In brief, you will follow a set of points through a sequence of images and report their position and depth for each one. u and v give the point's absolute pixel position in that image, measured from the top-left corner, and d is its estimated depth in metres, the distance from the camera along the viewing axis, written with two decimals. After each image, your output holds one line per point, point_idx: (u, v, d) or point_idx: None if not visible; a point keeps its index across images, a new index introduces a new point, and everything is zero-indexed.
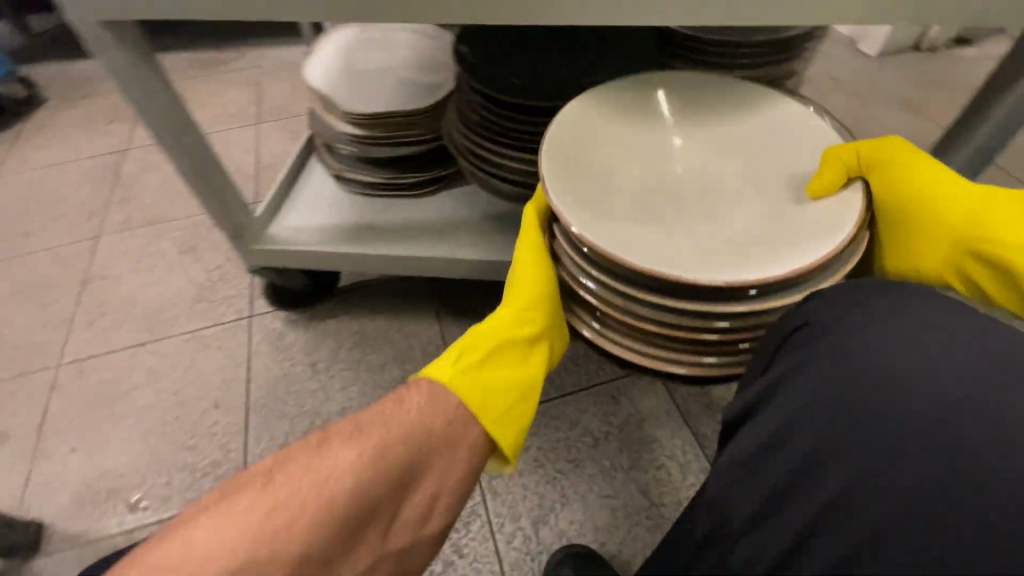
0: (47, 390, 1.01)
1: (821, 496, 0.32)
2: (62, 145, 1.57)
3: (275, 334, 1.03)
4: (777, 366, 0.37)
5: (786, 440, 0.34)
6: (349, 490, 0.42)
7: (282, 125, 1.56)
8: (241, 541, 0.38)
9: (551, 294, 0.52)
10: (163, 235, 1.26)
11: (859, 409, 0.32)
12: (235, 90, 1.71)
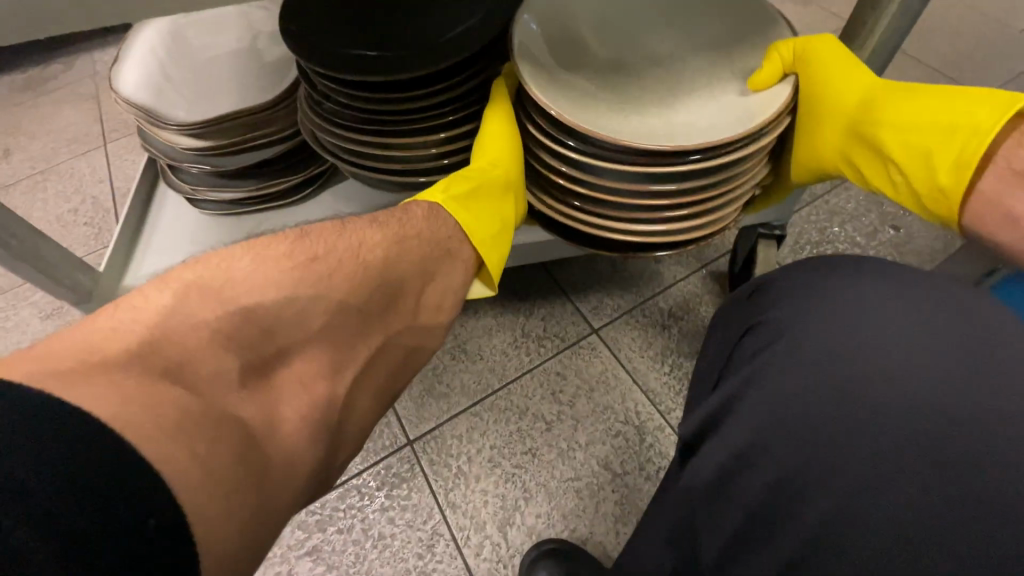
0: None
1: (805, 509, 0.35)
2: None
3: None
4: (737, 382, 0.43)
5: (758, 457, 0.38)
6: (347, 283, 0.44)
7: (136, 142, 1.34)
8: (253, 287, 0.40)
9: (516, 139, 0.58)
10: (18, 301, 1.07)
11: (817, 417, 0.38)
12: (69, 109, 1.45)
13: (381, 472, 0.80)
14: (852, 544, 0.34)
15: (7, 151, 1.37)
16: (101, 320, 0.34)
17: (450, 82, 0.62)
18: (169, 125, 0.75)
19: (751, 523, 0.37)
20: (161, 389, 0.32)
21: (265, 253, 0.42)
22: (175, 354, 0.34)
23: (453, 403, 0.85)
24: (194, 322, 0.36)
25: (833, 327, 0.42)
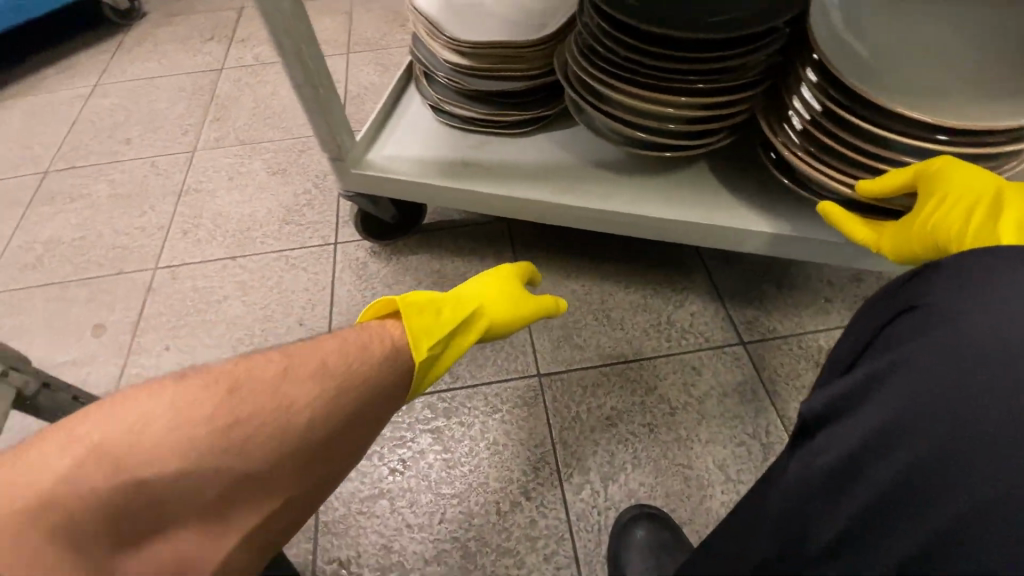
0: (147, 291, 1.06)
1: (935, 522, 0.28)
2: (161, 61, 1.61)
3: (358, 263, 1.05)
4: (885, 358, 0.32)
5: (884, 452, 0.30)
6: (255, 457, 0.48)
7: (370, 56, 1.54)
8: (156, 452, 0.43)
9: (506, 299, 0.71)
10: (254, 155, 1.29)
11: (969, 406, 0.28)
12: (325, 18, 1.70)
13: (508, 389, 0.87)
14: (992, 547, 0.26)
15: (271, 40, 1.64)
16: (17, 467, 0.40)
17: (717, 51, 0.67)
18: (442, 38, 0.87)
19: (877, 516, 0.30)
20: (59, 549, 0.38)
21: (171, 409, 0.46)
22: (57, 512, 0.39)
23: (590, 356, 0.90)
24: (80, 488, 0.40)
25: (997, 305, 0.29)
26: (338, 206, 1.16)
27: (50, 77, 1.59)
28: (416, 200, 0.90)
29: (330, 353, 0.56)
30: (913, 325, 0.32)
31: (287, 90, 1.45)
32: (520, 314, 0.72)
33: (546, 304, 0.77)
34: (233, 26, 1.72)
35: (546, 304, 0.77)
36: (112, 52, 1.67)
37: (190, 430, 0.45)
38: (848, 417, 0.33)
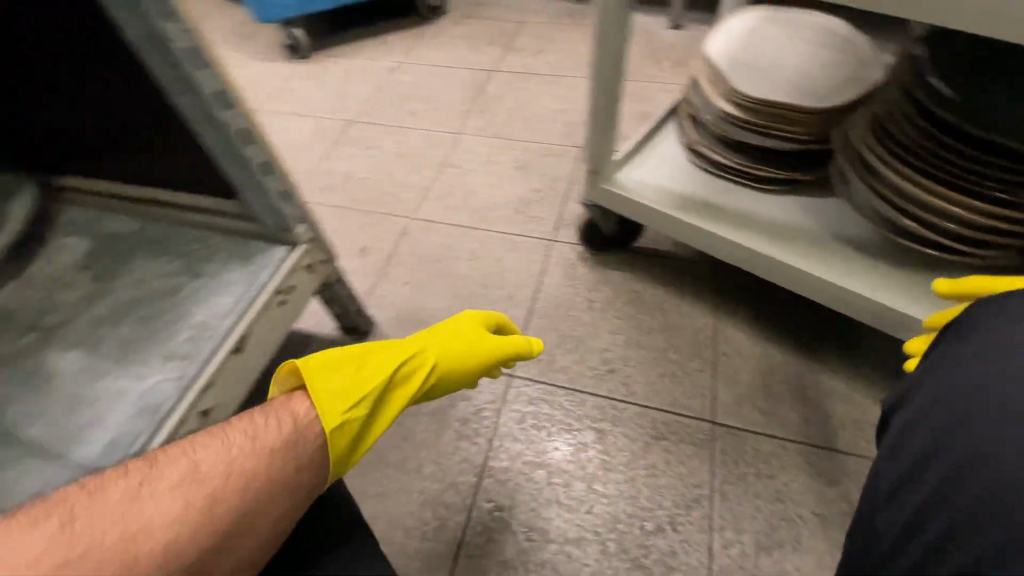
0: (402, 235, 1.31)
1: (955, 508, 0.38)
2: (449, 50, 1.91)
3: (569, 263, 1.16)
4: (927, 393, 0.43)
5: (934, 458, 0.40)
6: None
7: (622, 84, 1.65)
8: None
9: (451, 357, 0.71)
10: (505, 149, 1.49)
11: (977, 417, 0.39)
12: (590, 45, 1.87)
13: (680, 423, 0.90)
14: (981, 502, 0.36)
15: (540, 54, 1.86)
16: None
17: None
18: (723, 88, 0.92)
19: (930, 508, 0.39)
20: None
21: (87, 495, 0.44)
22: None
23: (772, 425, 0.88)
24: None
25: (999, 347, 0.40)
26: (562, 210, 1.29)
27: (365, 43, 1.96)
28: (648, 224, 0.98)
29: (264, 432, 0.54)
30: (937, 360, 0.46)
31: (544, 99, 1.64)
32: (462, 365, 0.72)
33: (504, 349, 0.75)
34: (511, 33, 1.97)
35: (502, 344, 0.76)
36: (415, 37, 1.96)
37: (98, 533, 0.42)
38: (909, 434, 0.43)
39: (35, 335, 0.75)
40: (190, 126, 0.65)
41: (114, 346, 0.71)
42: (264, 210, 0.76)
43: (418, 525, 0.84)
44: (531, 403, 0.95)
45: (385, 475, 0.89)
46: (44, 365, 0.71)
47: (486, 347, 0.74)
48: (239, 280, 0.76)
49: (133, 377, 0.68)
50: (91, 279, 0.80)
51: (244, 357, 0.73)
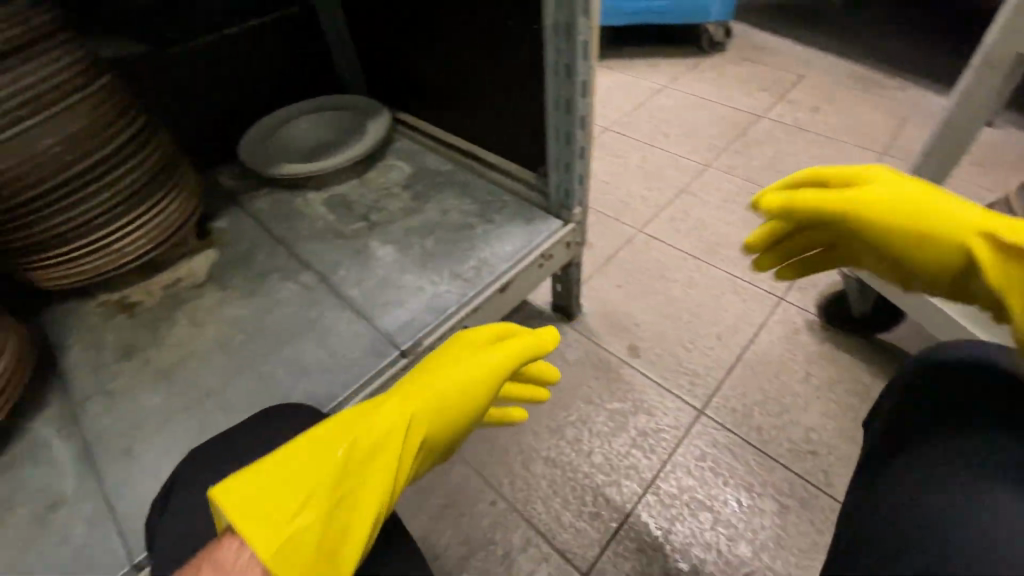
0: (626, 242, 1.32)
1: (944, 504, 0.38)
2: (718, 81, 1.87)
3: (794, 327, 1.10)
4: (893, 425, 0.47)
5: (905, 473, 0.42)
6: None
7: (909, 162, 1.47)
8: None
9: (449, 407, 0.54)
10: (752, 193, 1.43)
11: (942, 445, 0.42)
12: (882, 108, 1.67)
13: None
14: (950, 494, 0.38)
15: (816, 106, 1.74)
16: None
17: None
18: None
19: (918, 523, 0.38)
20: None
21: None
22: None
23: None
24: None
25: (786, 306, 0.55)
26: None
27: (638, 57, 2.02)
28: (914, 314, 0.87)
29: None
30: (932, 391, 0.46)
31: (809, 154, 1.53)
32: (472, 400, 0.56)
33: (502, 368, 0.58)
34: (790, 78, 1.86)
35: (500, 364, 0.58)
36: (687, 66, 1.95)
37: None
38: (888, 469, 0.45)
39: (364, 224, 0.96)
40: (548, 102, 0.78)
41: (420, 253, 0.89)
42: (559, 185, 0.87)
43: (576, 503, 0.89)
44: (716, 444, 0.94)
45: (558, 446, 0.97)
46: (368, 247, 0.91)
47: (480, 373, 0.57)
48: (521, 234, 0.89)
49: (431, 281, 0.84)
50: (409, 197, 1.01)
51: (503, 298, 0.86)
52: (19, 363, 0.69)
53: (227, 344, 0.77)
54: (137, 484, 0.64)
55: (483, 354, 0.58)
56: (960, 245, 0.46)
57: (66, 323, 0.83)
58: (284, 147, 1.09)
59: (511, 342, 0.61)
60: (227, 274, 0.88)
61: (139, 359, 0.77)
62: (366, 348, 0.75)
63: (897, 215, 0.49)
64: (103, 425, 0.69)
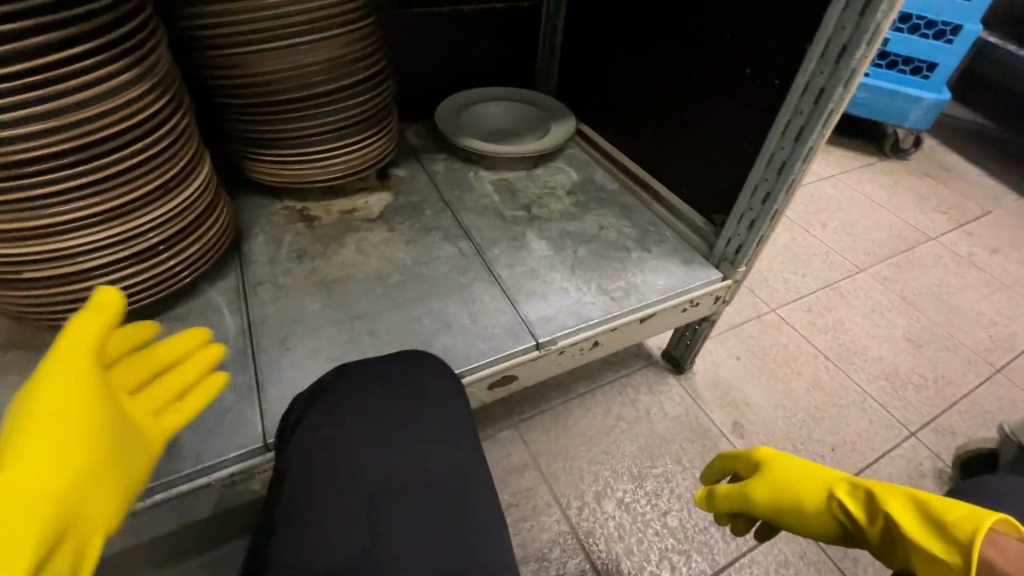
0: (755, 317, 1.27)
1: None
2: (894, 186, 1.75)
3: (922, 468, 0.99)
4: None
5: None
6: None
7: None
8: None
9: (63, 413, 0.43)
10: (905, 313, 1.32)
11: None
12: None
13: None
14: None
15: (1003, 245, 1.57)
16: None
17: None
18: None
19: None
20: None
21: None
22: None
23: None
24: None
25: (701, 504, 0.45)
26: (939, 414, 1.09)
27: None
28: None
29: None
30: None
31: (980, 293, 1.39)
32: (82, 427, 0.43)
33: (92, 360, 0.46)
34: (979, 207, 1.70)
35: (77, 357, 0.46)
36: (863, 161, 1.85)
37: None
38: None
39: (525, 214, 0.98)
40: (760, 155, 0.79)
41: (572, 258, 0.89)
42: (733, 238, 0.87)
43: (639, 556, 0.86)
44: (803, 557, 0.87)
45: (634, 492, 0.93)
46: (525, 236, 0.93)
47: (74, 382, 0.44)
48: (677, 274, 0.88)
49: (578, 287, 0.84)
50: (571, 202, 1.01)
51: (640, 327, 0.86)
52: (226, 229, 0.80)
53: (384, 278, 0.83)
54: (280, 377, 0.69)
55: (41, 373, 0.44)
56: (824, 509, 0.56)
57: (257, 213, 0.93)
58: (473, 122, 1.16)
59: (57, 351, 0.46)
60: (395, 217, 0.95)
61: (308, 265, 0.84)
62: (506, 327, 0.77)
63: (784, 476, 0.60)
64: (268, 310, 0.77)
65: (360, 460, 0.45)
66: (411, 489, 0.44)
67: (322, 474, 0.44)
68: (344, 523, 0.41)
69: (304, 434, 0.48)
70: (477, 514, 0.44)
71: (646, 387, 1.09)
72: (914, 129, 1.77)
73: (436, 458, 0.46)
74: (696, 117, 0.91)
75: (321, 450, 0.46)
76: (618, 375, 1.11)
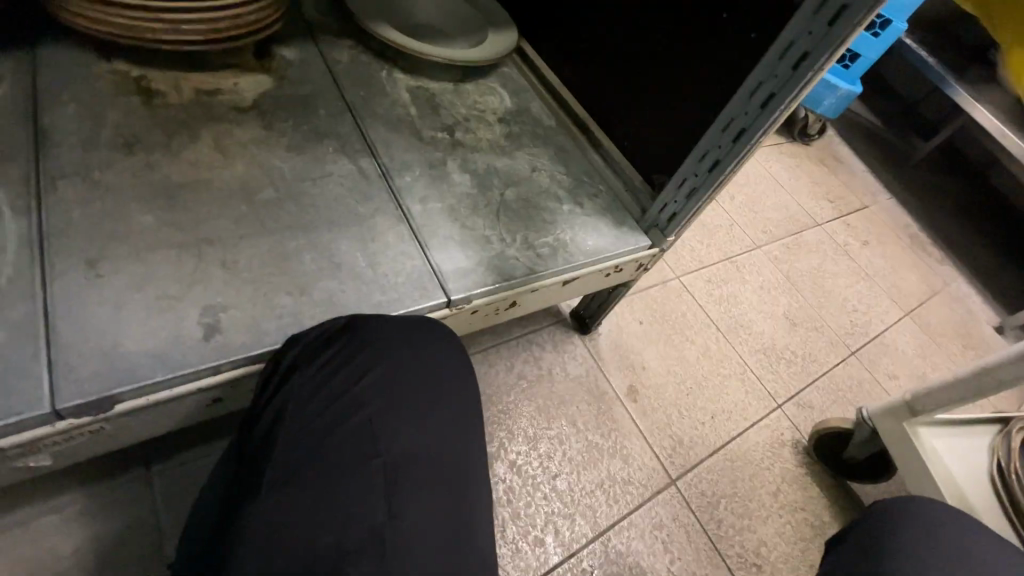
0: (661, 282, 1.26)
1: None
2: (796, 169, 1.84)
3: (782, 437, 1.09)
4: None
5: None
6: None
7: (928, 329, 1.50)
8: None
9: None
10: (787, 292, 1.41)
11: None
12: (924, 267, 1.70)
13: None
14: None
15: (872, 238, 1.73)
16: None
17: None
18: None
19: None
20: None
21: None
22: None
23: None
24: None
25: None
26: (802, 389, 1.20)
27: None
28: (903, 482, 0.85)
29: None
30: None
31: (846, 278, 1.54)
32: None
33: None
34: (859, 198, 1.85)
35: None
36: (775, 139, 1.91)
37: None
38: None
39: (446, 137, 0.81)
40: (718, 118, 0.72)
41: (498, 201, 0.77)
42: (669, 204, 0.80)
43: (525, 521, 0.83)
44: (675, 519, 0.91)
45: (528, 454, 0.89)
46: (445, 165, 0.77)
47: None
48: (607, 235, 0.80)
49: (501, 238, 0.72)
50: (502, 133, 0.86)
51: (561, 289, 0.78)
52: None
53: (252, 192, 0.63)
54: (88, 316, 0.49)
55: None
56: None
57: (65, 71, 0.65)
58: (392, 9, 0.93)
59: None
60: (277, 112, 0.72)
61: (142, 159, 0.61)
62: (410, 276, 0.64)
63: None
64: (73, 217, 0.55)
65: (368, 432, 0.43)
66: (419, 471, 0.43)
67: (324, 440, 0.42)
68: (347, 498, 0.40)
69: (308, 392, 0.45)
70: (471, 503, 0.44)
71: (552, 345, 1.04)
72: (823, 116, 1.84)
73: (439, 444, 0.45)
74: (656, 59, 0.79)
75: (325, 418, 0.44)
76: (524, 331, 1.04)
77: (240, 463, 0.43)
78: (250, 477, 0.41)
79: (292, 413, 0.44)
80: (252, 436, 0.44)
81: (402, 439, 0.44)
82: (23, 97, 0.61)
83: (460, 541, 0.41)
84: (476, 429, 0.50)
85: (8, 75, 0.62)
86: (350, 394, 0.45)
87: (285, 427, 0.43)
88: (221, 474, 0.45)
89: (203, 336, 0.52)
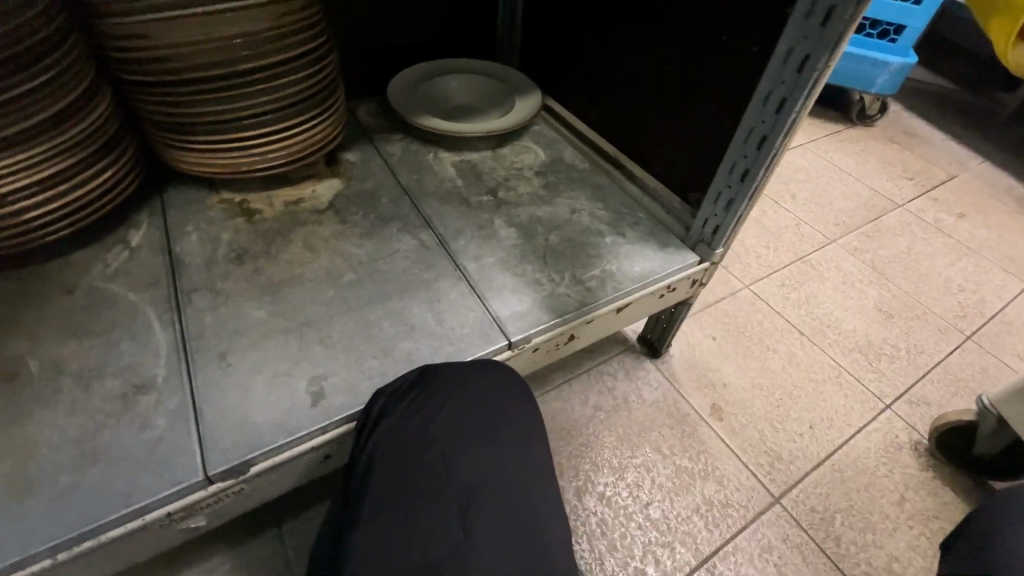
0: (730, 294, 1.24)
1: None
2: (861, 153, 1.74)
3: (896, 440, 1.00)
4: None
5: None
6: None
7: None
8: None
9: None
10: (877, 284, 1.32)
11: None
12: None
13: None
14: None
15: (971, 208, 1.57)
16: None
17: None
18: None
19: None
20: None
21: None
22: None
23: None
24: None
25: None
26: (912, 384, 1.10)
27: None
28: None
29: None
30: None
31: (945, 257, 1.40)
32: None
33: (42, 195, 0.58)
34: (944, 169, 1.70)
35: None
36: (831, 128, 1.83)
37: None
38: None
39: (491, 199, 0.90)
40: (737, 129, 0.74)
41: (543, 245, 0.83)
42: (709, 219, 0.82)
43: (623, 552, 0.83)
44: (786, 540, 0.86)
45: (616, 485, 0.90)
46: (492, 223, 0.86)
47: None
48: (652, 259, 0.83)
49: (550, 279, 0.78)
50: (540, 184, 0.94)
51: (616, 317, 0.81)
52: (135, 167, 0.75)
53: (336, 278, 0.75)
54: (224, 399, 0.61)
55: None
56: None
57: (189, 209, 0.83)
58: (430, 99, 1.06)
59: None
60: (347, 207, 0.86)
61: (250, 266, 0.76)
62: (474, 327, 0.71)
63: None
64: (206, 321, 0.69)
65: (443, 466, 0.49)
66: (488, 495, 0.47)
67: (407, 476, 0.49)
68: (430, 522, 0.45)
69: (393, 437, 0.53)
70: (541, 523, 0.48)
71: (625, 373, 1.06)
72: (881, 95, 1.74)
73: (506, 471, 0.50)
74: (669, 89, 0.85)
75: (407, 457, 0.51)
76: (595, 364, 1.07)
77: (343, 505, 0.51)
78: (352, 513, 0.48)
79: (380, 456, 0.51)
80: (352, 480, 0.52)
81: (473, 469, 0.49)
82: (161, 235, 0.79)
83: (533, 558, 0.45)
84: (541, 457, 0.54)
85: (150, 219, 0.81)
86: (426, 434, 0.52)
87: (376, 469, 0.50)
88: (331, 517, 0.53)
89: (311, 402, 0.62)
